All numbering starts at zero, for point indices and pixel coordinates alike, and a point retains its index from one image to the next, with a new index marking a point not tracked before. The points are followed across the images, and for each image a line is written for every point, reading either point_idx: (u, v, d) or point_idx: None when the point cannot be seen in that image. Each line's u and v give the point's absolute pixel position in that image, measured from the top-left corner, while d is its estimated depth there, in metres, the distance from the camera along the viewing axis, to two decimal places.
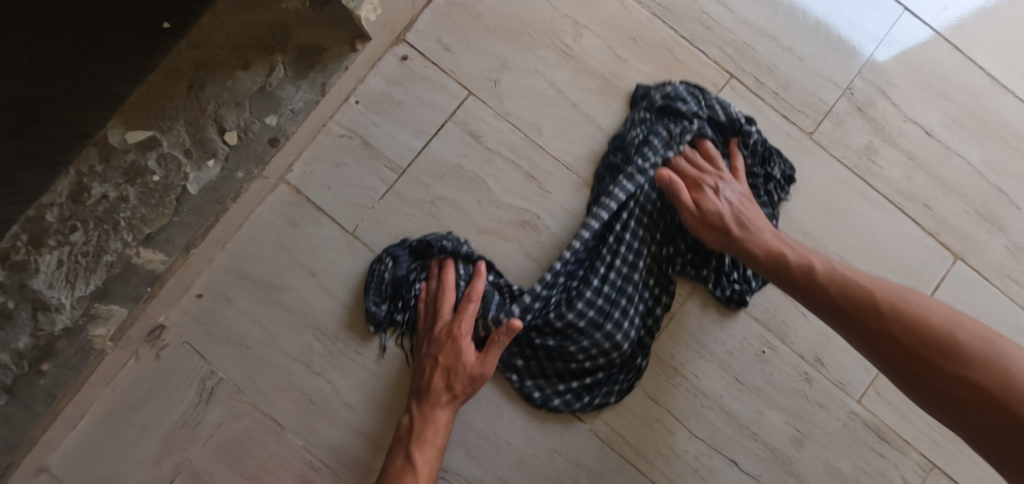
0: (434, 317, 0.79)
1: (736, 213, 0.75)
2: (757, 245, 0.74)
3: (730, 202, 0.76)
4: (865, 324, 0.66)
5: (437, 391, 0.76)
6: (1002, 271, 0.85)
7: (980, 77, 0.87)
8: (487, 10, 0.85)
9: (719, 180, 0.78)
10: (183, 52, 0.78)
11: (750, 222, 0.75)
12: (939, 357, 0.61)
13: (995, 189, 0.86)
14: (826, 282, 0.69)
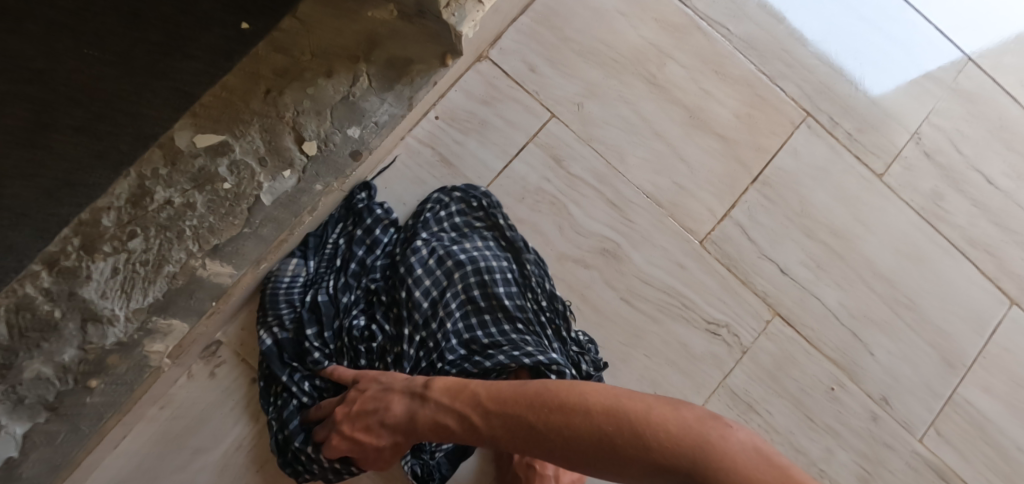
0: None
1: (384, 414, 0.63)
2: (430, 417, 0.60)
3: (358, 409, 0.64)
4: (546, 446, 0.53)
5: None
6: None
7: None
8: (574, 33, 0.83)
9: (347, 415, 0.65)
10: (265, 56, 0.74)
11: (387, 417, 0.62)
12: (624, 475, 0.48)
13: None
14: (501, 407, 0.56)
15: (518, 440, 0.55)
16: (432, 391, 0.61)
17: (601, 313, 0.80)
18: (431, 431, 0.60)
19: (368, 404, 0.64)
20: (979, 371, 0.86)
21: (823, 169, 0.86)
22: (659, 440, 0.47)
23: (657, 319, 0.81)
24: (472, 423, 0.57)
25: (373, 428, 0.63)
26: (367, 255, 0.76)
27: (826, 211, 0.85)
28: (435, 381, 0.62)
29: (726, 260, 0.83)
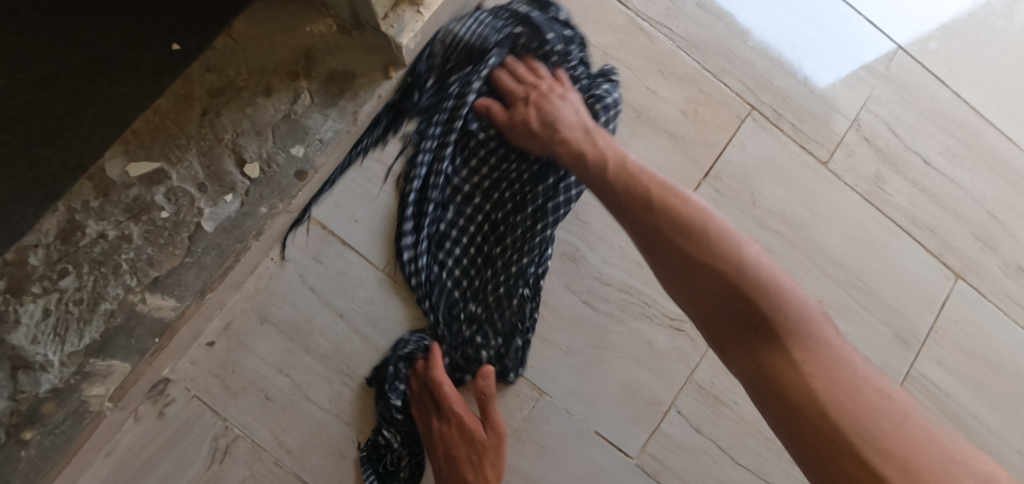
0: (430, 418, 0.75)
1: (564, 138, 0.71)
2: (574, 141, 0.71)
3: (542, 101, 0.73)
4: (651, 218, 0.62)
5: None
6: (997, 288, 0.94)
7: (966, 109, 0.95)
8: None
9: (547, 85, 0.74)
10: (198, 76, 0.71)
11: (559, 120, 0.71)
12: (717, 293, 0.57)
13: (986, 214, 0.94)
14: (630, 172, 0.66)
15: (620, 202, 0.65)
16: (595, 136, 0.71)
17: (563, 318, 0.79)
18: (565, 155, 0.71)
19: (552, 114, 0.72)
20: (927, 345, 0.90)
21: (770, 160, 0.88)
22: (755, 287, 0.55)
23: (621, 319, 0.81)
24: (603, 160, 0.68)
25: (545, 121, 0.72)
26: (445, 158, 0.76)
27: (777, 200, 0.87)
28: (598, 132, 0.71)
29: None
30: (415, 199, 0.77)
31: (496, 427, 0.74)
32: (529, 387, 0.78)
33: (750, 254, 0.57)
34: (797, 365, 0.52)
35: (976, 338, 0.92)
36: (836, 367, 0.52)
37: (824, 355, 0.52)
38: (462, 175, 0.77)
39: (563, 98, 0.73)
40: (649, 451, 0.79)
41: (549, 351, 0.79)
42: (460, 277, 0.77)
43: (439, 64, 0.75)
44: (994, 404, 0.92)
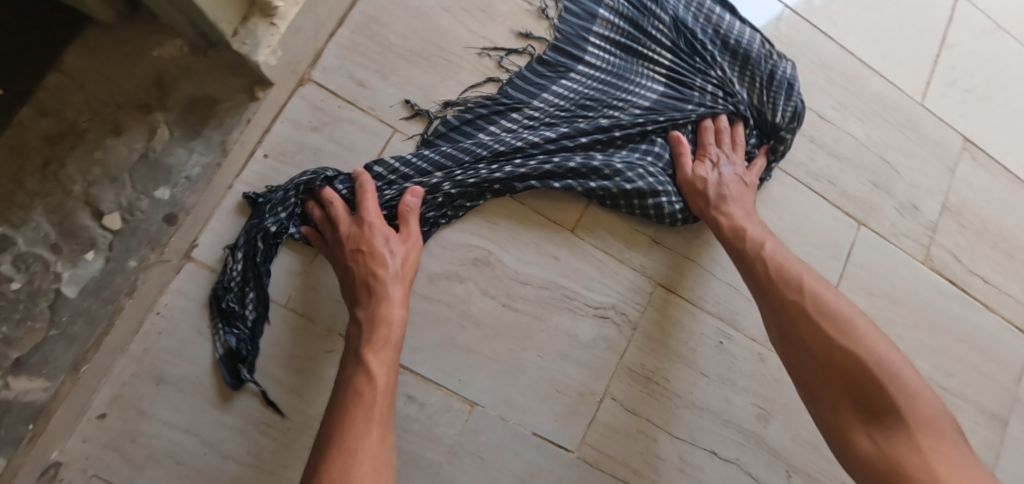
0: (331, 226, 0.69)
1: (730, 219, 0.79)
2: (733, 217, 0.79)
3: (721, 174, 0.80)
4: (791, 310, 0.72)
5: (372, 353, 0.63)
6: (895, 229, 1.00)
7: (852, 61, 1.01)
8: (398, 39, 0.77)
9: (722, 158, 0.82)
10: (30, 122, 0.60)
11: (728, 190, 0.80)
12: (839, 371, 0.66)
13: (879, 158, 1.01)
14: (776, 265, 0.75)
15: (757, 284, 0.75)
16: (742, 217, 0.79)
17: (484, 325, 0.77)
18: (728, 231, 0.78)
19: (715, 192, 0.79)
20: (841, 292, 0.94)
21: None
22: (868, 371, 0.64)
23: (543, 317, 0.79)
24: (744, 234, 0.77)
25: (718, 196, 0.79)
26: (552, 101, 0.79)
27: None
28: (755, 222, 0.79)
29: (598, 242, 0.82)
30: (501, 107, 0.78)
31: (410, 229, 0.70)
32: (458, 400, 0.75)
33: (881, 349, 0.66)
34: (921, 449, 0.58)
35: (881, 278, 0.98)
36: (963, 464, 0.57)
37: (953, 453, 0.58)
38: (506, 101, 0.78)
39: (719, 170, 0.81)
40: (588, 444, 0.79)
41: (474, 360, 0.76)
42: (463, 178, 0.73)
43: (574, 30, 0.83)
44: (902, 338, 0.99)
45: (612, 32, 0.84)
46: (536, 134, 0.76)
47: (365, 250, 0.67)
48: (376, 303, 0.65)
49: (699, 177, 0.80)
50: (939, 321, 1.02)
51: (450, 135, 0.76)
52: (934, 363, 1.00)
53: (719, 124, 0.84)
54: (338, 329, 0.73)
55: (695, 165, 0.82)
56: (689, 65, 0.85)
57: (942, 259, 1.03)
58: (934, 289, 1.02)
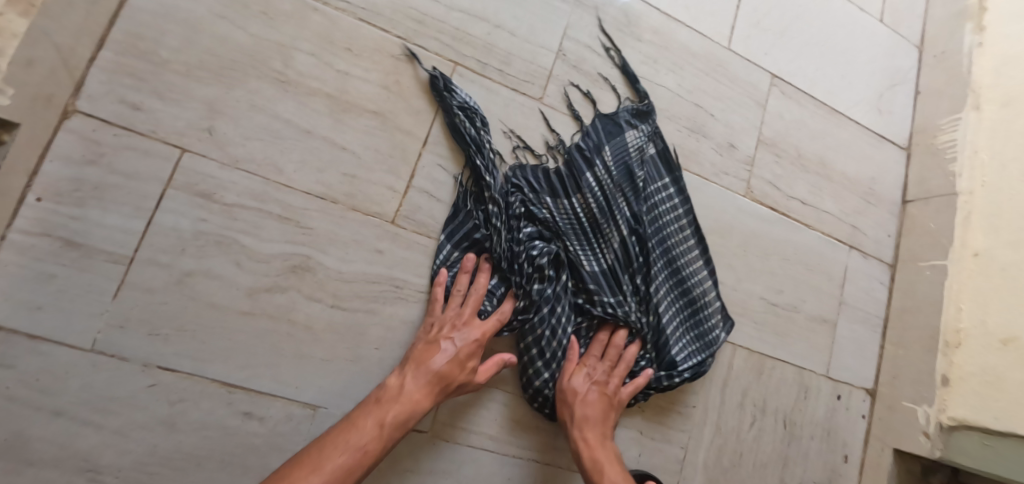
0: (483, 277, 0.83)
1: (586, 412, 0.83)
2: (582, 416, 0.83)
3: (585, 390, 0.85)
4: None
5: (387, 413, 0.73)
6: (715, 169, 1.08)
7: (658, 15, 1.06)
8: (171, 54, 0.74)
9: (597, 368, 0.87)
10: None
11: (586, 411, 0.83)
12: None
13: (693, 105, 1.07)
14: None
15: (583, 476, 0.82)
16: (591, 437, 0.83)
17: (315, 330, 0.77)
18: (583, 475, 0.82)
19: (581, 410, 0.83)
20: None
21: (486, 111, 0.90)
22: None
23: (376, 310, 0.80)
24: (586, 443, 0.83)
25: (580, 403, 0.84)
26: (546, 213, 0.88)
27: (500, 148, 0.90)
28: (604, 444, 0.84)
29: (422, 229, 0.84)
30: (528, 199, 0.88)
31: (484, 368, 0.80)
32: (300, 407, 0.75)
33: None
34: None
35: (708, 216, 1.06)
36: None
37: None
38: (531, 188, 0.89)
39: (591, 386, 0.85)
40: (441, 420, 0.83)
41: (311, 365, 0.76)
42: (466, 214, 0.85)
43: (648, 157, 0.97)
44: (735, 268, 1.07)
45: (628, 244, 0.91)
46: (512, 227, 0.84)
47: (455, 336, 0.78)
48: (428, 369, 0.75)
49: (578, 388, 0.85)
50: (766, 247, 1.11)
51: (512, 179, 0.88)
52: (767, 284, 1.11)
53: (608, 338, 0.90)
54: (153, 364, 0.70)
55: (572, 379, 0.85)
56: (630, 258, 0.91)
57: (762, 189, 1.13)
58: (758, 217, 1.11)
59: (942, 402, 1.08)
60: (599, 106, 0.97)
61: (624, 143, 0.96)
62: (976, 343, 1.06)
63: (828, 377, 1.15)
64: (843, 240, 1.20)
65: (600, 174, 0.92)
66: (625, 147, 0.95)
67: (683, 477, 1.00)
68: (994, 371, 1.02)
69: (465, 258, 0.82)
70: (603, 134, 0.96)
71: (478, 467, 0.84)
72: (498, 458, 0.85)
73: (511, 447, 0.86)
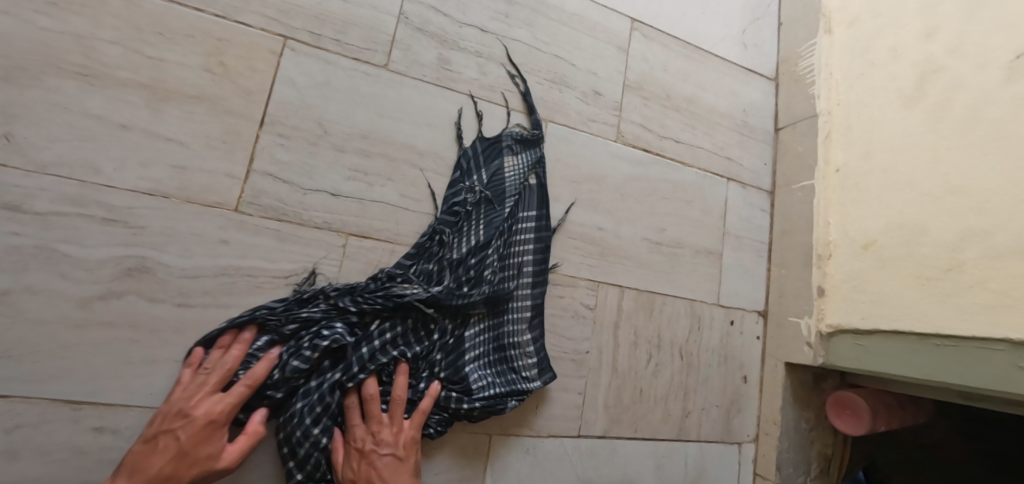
0: (238, 349, 0.78)
1: (379, 478, 0.79)
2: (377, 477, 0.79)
3: (372, 458, 0.80)
4: None
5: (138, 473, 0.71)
6: (582, 117, 1.09)
7: None
8: None
9: (392, 438, 0.82)
10: None
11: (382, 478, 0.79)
12: None
13: (552, 57, 1.08)
14: None
15: None
16: None
17: (161, 333, 0.78)
18: None
19: (368, 480, 0.79)
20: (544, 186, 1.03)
21: (326, 83, 0.90)
22: None
23: (227, 302, 0.81)
24: None
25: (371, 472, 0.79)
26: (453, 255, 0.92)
27: (346, 118, 0.91)
28: None
29: (269, 213, 0.85)
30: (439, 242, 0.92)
31: (238, 439, 0.76)
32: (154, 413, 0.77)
33: None
34: None
35: (580, 165, 1.08)
36: None
37: None
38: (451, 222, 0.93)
39: (387, 453, 0.81)
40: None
41: (161, 368, 0.78)
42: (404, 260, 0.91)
43: (523, 193, 1.00)
44: (612, 214, 1.10)
45: (489, 296, 0.92)
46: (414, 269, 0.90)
47: (181, 425, 0.73)
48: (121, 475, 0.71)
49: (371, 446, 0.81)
50: (643, 188, 1.14)
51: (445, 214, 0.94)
52: (648, 224, 1.13)
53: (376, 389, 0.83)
54: None
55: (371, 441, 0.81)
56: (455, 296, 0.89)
57: (633, 133, 1.14)
58: (632, 161, 1.13)
59: (819, 311, 1.14)
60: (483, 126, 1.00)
61: (498, 172, 0.99)
62: (844, 252, 1.13)
63: (718, 305, 1.20)
64: (719, 173, 1.24)
65: (488, 215, 0.96)
66: (501, 189, 0.98)
67: (584, 420, 1.03)
68: (860, 273, 1.09)
69: (223, 332, 0.79)
70: (490, 183, 0.98)
71: None
72: None
73: None
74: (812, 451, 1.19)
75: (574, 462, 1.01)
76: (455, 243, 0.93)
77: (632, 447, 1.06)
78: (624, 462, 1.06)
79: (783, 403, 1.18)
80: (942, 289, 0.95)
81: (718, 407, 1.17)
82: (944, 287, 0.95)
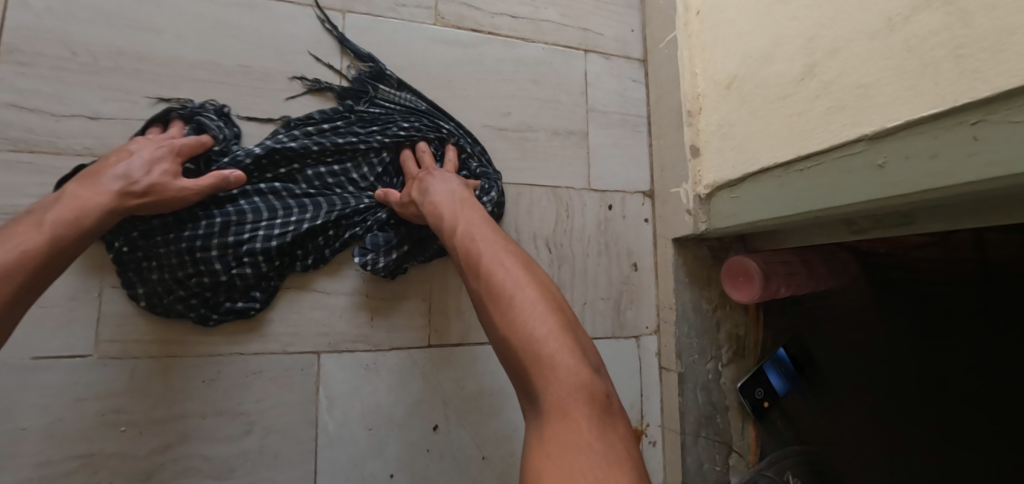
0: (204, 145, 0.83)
1: (426, 187, 0.85)
2: (421, 181, 0.87)
3: (422, 176, 0.88)
4: (463, 270, 0.74)
5: (80, 180, 0.73)
6: (388, 4, 0.99)
7: None
8: None
9: (430, 169, 0.89)
10: None
11: (432, 186, 0.85)
12: (485, 307, 0.69)
13: None
14: (466, 256, 0.74)
15: (447, 246, 0.78)
16: (434, 202, 0.83)
17: None
18: (429, 217, 0.83)
19: (419, 188, 0.86)
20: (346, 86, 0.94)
21: (67, 3, 0.83)
22: (530, 376, 0.63)
23: None
24: (437, 209, 0.82)
25: (415, 191, 0.87)
26: (316, 173, 0.91)
27: (98, 38, 0.84)
28: (447, 199, 0.83)
29: (19, 146, 0.80)
30: (321, 141, 0.90)
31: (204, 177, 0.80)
32: None
33: (527, 315, 0.65)
34: (542, 355, 0.62)
35: (392, 55, 0.98)
36: (561, 376, 0.61)
37: (564, 374, 0.61)
38: (347, 140, 0.91)
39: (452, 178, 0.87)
40: (108, 341, 0.81)
41: None
42: (295, 148, 0.88)
43: (438, 109, 0.98)
44: (439, 103, 0.99)
45: (370, 228, 0.92)
46: (302, 152, 0.88)
47: (122, 157, 0.76)
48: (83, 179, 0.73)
49: (417, 174, 0.90)
50: (476, 71, 1.02)
51: (330, 128, 0.91)
52: (487, 110, 1.02)
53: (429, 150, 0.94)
54: None
55: (418, 171, 0.91)
56: (309, 217, 0.88)
57: (456, 13, 1.03)
58: (457, 44, 1.02)
59: (695, 174, 1.01)
60: (258, 15, 0.92)
61: (406, 99, 0.96)
62: (711, 99, 0.98)
63: (590, 190, 1.07)
64: (575, 45, 1.10)
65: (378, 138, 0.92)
66: (420, 105, 0.96)
67: (433, 329, 0.95)
68: (727, 117, 0.95)
69: (173, 127, 0.84)
70: (387, 116, 0.94)
71: (162, 374, 0.83)
72: (183, 362, 0.84)
73: (196, 347, 0.84)
74: (720, 334, 1.07)
75: (424, 373, 0.94)
76: (354, 153, 0.92)
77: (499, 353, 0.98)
78: (492, 369, 0.98)
79: (677, 284, 1.05)
80: (794, 106, 0.82)
81: (606, 300, 1.06)
82: (798, 102, 0.81)
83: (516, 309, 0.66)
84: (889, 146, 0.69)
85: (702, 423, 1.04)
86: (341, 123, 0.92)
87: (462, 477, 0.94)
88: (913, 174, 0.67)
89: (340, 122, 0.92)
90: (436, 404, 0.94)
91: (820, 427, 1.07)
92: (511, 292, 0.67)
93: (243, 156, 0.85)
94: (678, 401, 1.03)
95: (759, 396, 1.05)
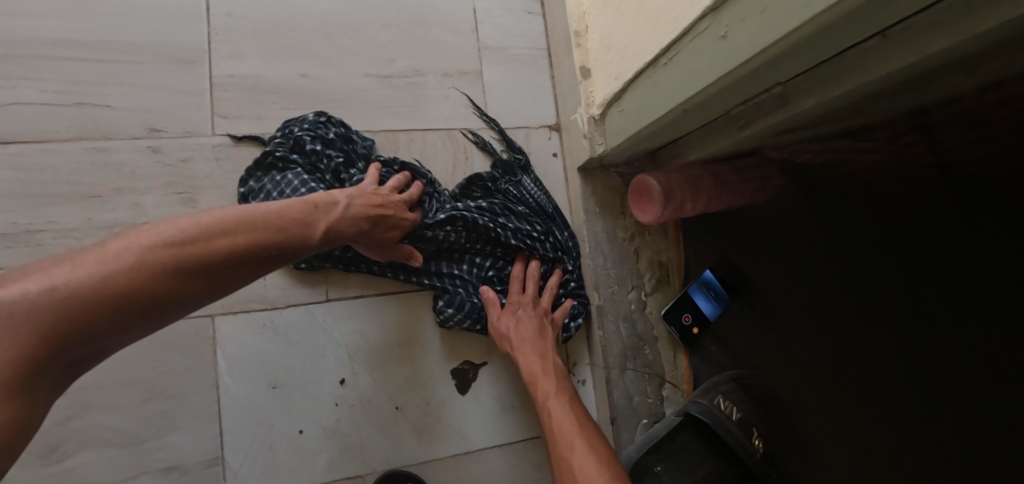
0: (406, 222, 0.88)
1: (513, 324, 0.91)
2: (512, 312, 0.93)
3: (513, 309, 0.94)
4: (554, 449, 0.83)
5: (320, 220, 0.76)
6: None
7: None
8: None
9: (523, 303, 0.94)
10: None
11: (516, 328, 0.91)
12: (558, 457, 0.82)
13: None
14: (547, 424, 0.86)
15: (540, 406, 0.88)
16: (523, 346, 0.90)
17: None
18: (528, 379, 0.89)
19: (506, 328, 0.91)
20: (215, 49, 0.92)
21: None
22: None
23: None
24: (524, 349, 0.89)
25: (504, 328, 0.92)
26: (454, 238, 0.94)
27: None
28: (541, 342, 0.91)
29: None
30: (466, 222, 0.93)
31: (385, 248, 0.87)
32: None
33: (587, 465, 0.77)
34: None
35: (264, 13, 0.95)
36: None
37: None
38: (489, 218, 0.95)
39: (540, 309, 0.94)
40: None
41: None
42: (456, 232, 0.93)
43: (562, 216, 1.02)
44: (318, 57, 0.97)
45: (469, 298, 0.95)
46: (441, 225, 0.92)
47: (359, 205, 0.81)
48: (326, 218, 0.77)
49: (518, 302, 0.94)
50: (354, 21, 1.00)
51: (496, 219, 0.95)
52: (370, 58, 1.00)
53: (537, 271, 0.98)
54: None
55: (522, 297, 0.95)
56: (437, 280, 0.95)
57: None
58: None
59: (589, 95, 0.96)
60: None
61: (540, 198, 1.01)
62: (593, 14, 0.93)
63: (490, 129, 1.04)
64: None
65: (502, 231, 0.94)
66: (546, 205, 1.01)
67: (330, 283, 0.94)
68: (608, 27, 0.89)
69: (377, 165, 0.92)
70: (546, 224, 1.00)
71: None
72: None
73: None
74: (640, 262, 1.03)
75: (327, 328, 0.93)
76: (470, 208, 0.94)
77: (405, 302, 0.96)
78: (397, 320, 0.96)
79: (588, 215, 1.01)
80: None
81: None
82: None
83: (570, 455, 0.80)
84: (728, 13, 0.63)
85: (628, 355, 1.01)
86: (464, 188, 0.98)
87: (377, 429, 0.93)
88: (754, 38, 0.60)
89: (460, 203, 0.97)
90: (342, 358, 0.93)
91: (755, 348, 1.01)
92: (575, 445, 0.81)
93: (358, 167, 0.93)
94: (597, 336, 1.00)
95: (687, 322, 1.02)
